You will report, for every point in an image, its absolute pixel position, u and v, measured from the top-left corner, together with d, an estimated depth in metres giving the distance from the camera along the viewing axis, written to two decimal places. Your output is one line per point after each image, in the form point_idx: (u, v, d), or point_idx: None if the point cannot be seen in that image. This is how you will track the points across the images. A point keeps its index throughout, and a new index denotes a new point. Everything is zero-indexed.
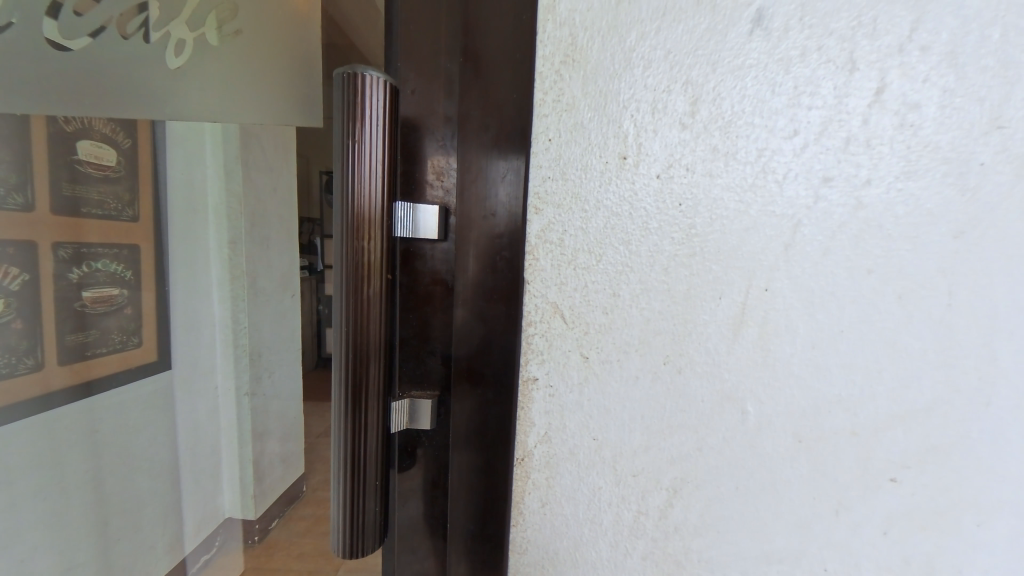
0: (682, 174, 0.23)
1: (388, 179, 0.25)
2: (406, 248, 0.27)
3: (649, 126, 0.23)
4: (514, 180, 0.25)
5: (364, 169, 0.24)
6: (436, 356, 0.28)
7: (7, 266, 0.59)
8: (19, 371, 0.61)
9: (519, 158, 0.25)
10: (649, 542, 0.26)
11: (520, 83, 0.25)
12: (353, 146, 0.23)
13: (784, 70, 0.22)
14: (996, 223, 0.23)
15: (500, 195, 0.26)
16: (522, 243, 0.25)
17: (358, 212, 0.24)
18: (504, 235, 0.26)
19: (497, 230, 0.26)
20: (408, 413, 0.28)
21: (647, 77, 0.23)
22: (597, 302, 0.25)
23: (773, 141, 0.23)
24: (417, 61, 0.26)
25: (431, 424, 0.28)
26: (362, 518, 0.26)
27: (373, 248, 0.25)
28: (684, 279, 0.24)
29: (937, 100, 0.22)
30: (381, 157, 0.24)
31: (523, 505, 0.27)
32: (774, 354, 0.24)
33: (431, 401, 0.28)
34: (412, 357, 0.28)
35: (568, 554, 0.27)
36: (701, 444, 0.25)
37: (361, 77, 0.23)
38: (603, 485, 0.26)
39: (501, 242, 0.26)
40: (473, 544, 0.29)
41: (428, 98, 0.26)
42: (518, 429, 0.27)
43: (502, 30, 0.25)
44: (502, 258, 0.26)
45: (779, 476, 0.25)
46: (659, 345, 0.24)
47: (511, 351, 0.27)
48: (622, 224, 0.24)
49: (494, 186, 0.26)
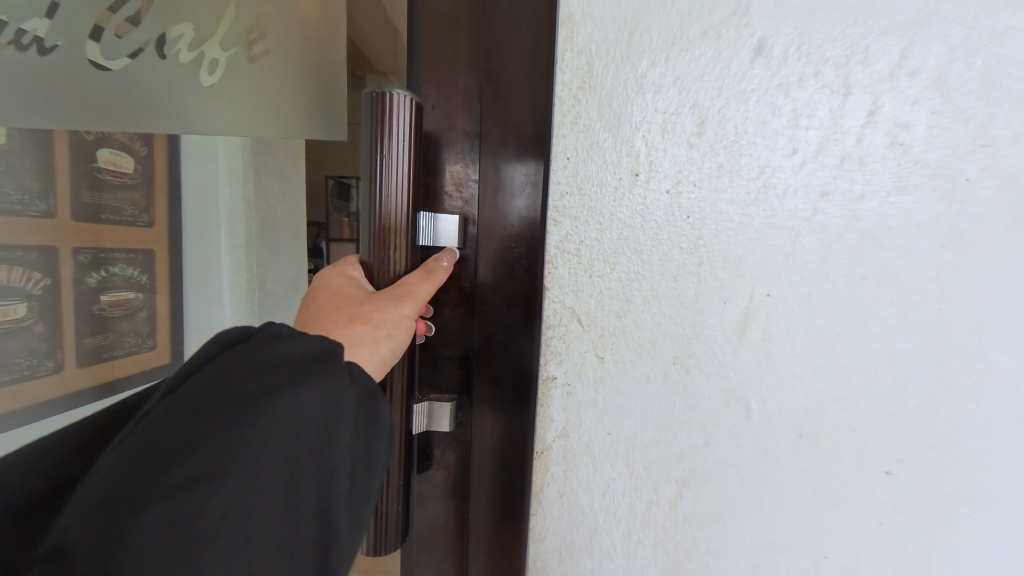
0: (690, 190, 0.25)
1: (412, 191, 0.27)
2: (426, 254, 0.29)
3: (659, 146, 0.25)
4: (532, 193, 0.28)
5: (390, 181, 0.26)
6: (453, 359, 0.31)
7: (28, 270, 0.61)
8: (37, 373, 0.62)
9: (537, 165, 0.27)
10: (660, 531, 0.28)
11: (539, 101, 0.28)
12: (381, 159, 0.25)
13: (784, 94, 0.24)
14: (982, 234, 0.25)
15: (519, 206, 0.29)
16: (542, 252, 0.27)
17: (386, 221, 0.26)
18: (522, 240, 0.29)
19: (514, 237, 0.29)
20: (427, 415, 0.31)
21: (657, 102, 0.25)
22: (611, 306, 0.27)
23: (773, 158, 0.25)
24: (438, 80, 0.29)
25: (449, 424, 0.31)
26: (387, 519, 0.28)
27: (399, 256, 0.27)
28: (692, 285, 0.26)
29: (925, 120, 0.24)
30: (406, 164, 0.26)
31: (542, 497, 0.29)
32: (775, 356, 0.26)
33: (449, 403, 0.31)
34: (429, 362, 0.31)
35: (584, 542, 0.29)
36: (709, 440, 0.27)
37: (389, 96, 0.25)
38: (617, 478, 0.28)
39: (518, 250, 0.29)
40: (496, 527, 0.32)
41: (448, 116, 0.29)
42: (537, 426, 0.28)
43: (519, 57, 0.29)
44: (519, 265, 0.29)
45: (780, 469, 0.27)
46: (669, 347, 0.26)
47: (529, 352, 0.29)
48: (634, 235, 0.26)
49: (512, 193, 0.30)
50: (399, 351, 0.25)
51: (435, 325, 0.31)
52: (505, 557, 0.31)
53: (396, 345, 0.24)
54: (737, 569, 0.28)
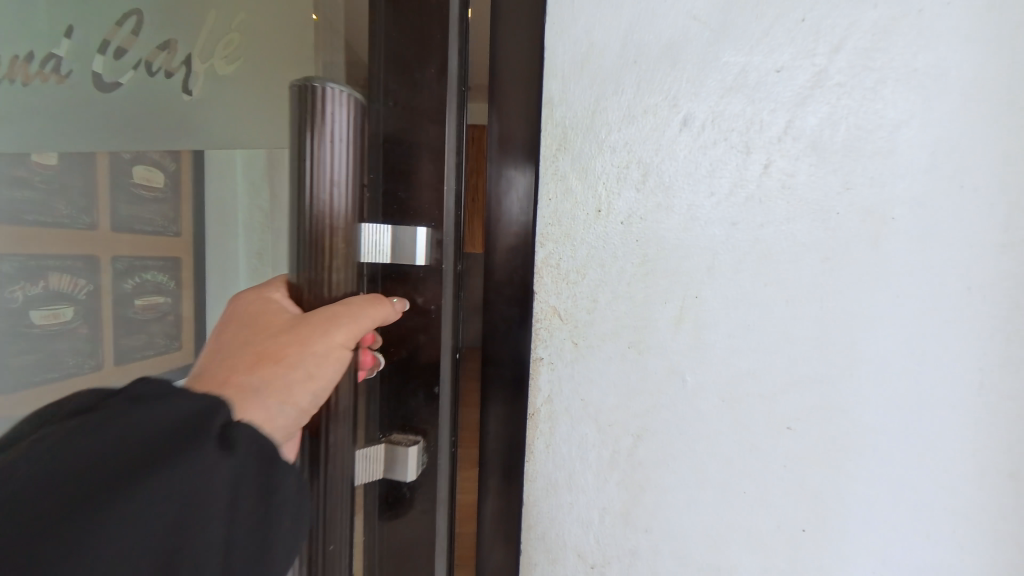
0: (638, 222, 0.35)
1: (348, 180, 0.31)
2: (397, 270, 0.37)
3: (615, 190, 0.35)
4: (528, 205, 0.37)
5: (324, 169, 0.30)
6: (416, 396, 0.38)
7: (76, 278, 0.69)
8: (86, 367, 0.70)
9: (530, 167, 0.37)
10: (621, 473, 0.37)
11: (533, 138, 0.37)
12: (308, 155, 0.29)
13: (704, 154, 0.34)
14: (851, 255, 0.34)
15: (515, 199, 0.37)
16: (531, 258, 0.37)
17: (317, 210, 0.30)
18: (519, 240, 0.38)
19: (516, 236, 0.38)
20: (385, 454, 0.37)
21: (612, 159, 0.35)
22: (582, 304, 0.36)
23: (697, 199, 0.34)
24: (406, 101, 0.36)
25: (403, 463, 0.37)
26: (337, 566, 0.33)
27: (337, 267, 0.31)
28: (641, 290, 0.35)
29: (807, 170, 0.34)
30: (337, 156, 0.30)
31: (533, 447, 0.38)
32: (703, 343, 0.36)
33: (407, 444, 0.37)
34: (397, 403, 0.38)
35: (564, 481, 0.38)
36: (655, 405, 0.36)
37: (318, 86, 0.29)
38: (589, 432, 0.37)
39: (519, 247, 0.38)
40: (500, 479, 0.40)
41: (414, 122, 0.36)
42: (530, 390, 0.38)
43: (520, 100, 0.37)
44: (518, 260, 0.38)
45: (708, 428, 0.36)
46: (624, 337, 0.36)
47: (523, 335, 0.38)
48: (598, 254, 0.36)
49: (512, 202, 0.38)
50: (315, 389, 0.28)
51: (381, 361, 0.37)
52: (507, 498, 0.40)
53: (314, 382, 0.28)
54: (677, 501, 0.37)
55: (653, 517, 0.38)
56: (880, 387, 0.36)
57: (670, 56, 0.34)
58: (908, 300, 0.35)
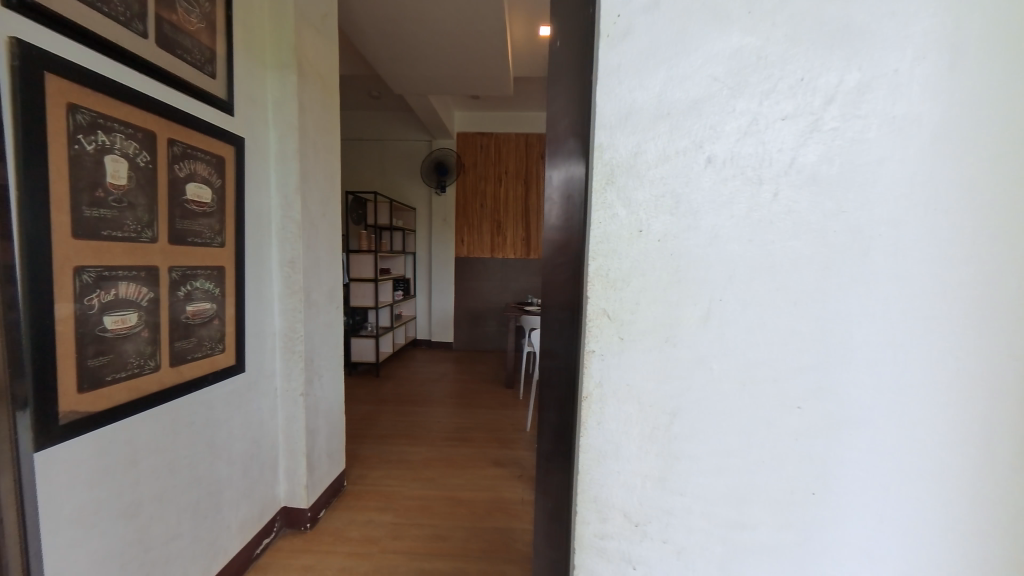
0: (670, 241, 0.49)
1: None
2: None
3: (653, 216, 0.49)
4: (574, 190, 0.54)
5: None
6: None
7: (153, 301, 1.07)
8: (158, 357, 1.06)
9: (579, 164, 0.54)
10: (660, 444, 0.52)
11: (582, 152, 0.53)
12: None
13: (726, 185, 0.48)
14: (845, 269, 0.49)
15: (559, 188, 0.56)
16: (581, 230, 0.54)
17: None
18: (571, 214, 0.55)
19: (566, 211, 0.56)
20: None
21: (654, 191, 0.49)
22: (626, 308, 0.51)
23: (719, 222, 0.49)
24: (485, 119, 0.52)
25: None
26: None
27: None
28: (675, 294, 0.50)
29: (806, 198, 0.48)
30: None
31: (588, 424, 0.52)
32: (726, 338, 0.50)
33: None
34: None
35: (613, 452, 0.52)
36: (685, 388, 0.51)
37: None
38: (631, 411, 0.52)
39: (568, 220, 0.55)
40: (558, 407, 0.57)
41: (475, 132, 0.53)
42: (584, 367, 0.52)
43: (570, 122, 0.54)
44: (570, 229, 0.55)
45: (729, 404, 0.51)
46: (664, 335, 0.50)
47: (575, 293, 0.55)
48: (640, 267, 0.50)
49: (561, 187, 0.56)
50: None
51: None
52: (566, 433, 0.57)
53: None
54: (702, 459, 0.52)
55: (684, 482, 0.52)
56: (863, 375, 0.50)
57: (695, 110, 0.48)
58: (893, 305, 0.49)
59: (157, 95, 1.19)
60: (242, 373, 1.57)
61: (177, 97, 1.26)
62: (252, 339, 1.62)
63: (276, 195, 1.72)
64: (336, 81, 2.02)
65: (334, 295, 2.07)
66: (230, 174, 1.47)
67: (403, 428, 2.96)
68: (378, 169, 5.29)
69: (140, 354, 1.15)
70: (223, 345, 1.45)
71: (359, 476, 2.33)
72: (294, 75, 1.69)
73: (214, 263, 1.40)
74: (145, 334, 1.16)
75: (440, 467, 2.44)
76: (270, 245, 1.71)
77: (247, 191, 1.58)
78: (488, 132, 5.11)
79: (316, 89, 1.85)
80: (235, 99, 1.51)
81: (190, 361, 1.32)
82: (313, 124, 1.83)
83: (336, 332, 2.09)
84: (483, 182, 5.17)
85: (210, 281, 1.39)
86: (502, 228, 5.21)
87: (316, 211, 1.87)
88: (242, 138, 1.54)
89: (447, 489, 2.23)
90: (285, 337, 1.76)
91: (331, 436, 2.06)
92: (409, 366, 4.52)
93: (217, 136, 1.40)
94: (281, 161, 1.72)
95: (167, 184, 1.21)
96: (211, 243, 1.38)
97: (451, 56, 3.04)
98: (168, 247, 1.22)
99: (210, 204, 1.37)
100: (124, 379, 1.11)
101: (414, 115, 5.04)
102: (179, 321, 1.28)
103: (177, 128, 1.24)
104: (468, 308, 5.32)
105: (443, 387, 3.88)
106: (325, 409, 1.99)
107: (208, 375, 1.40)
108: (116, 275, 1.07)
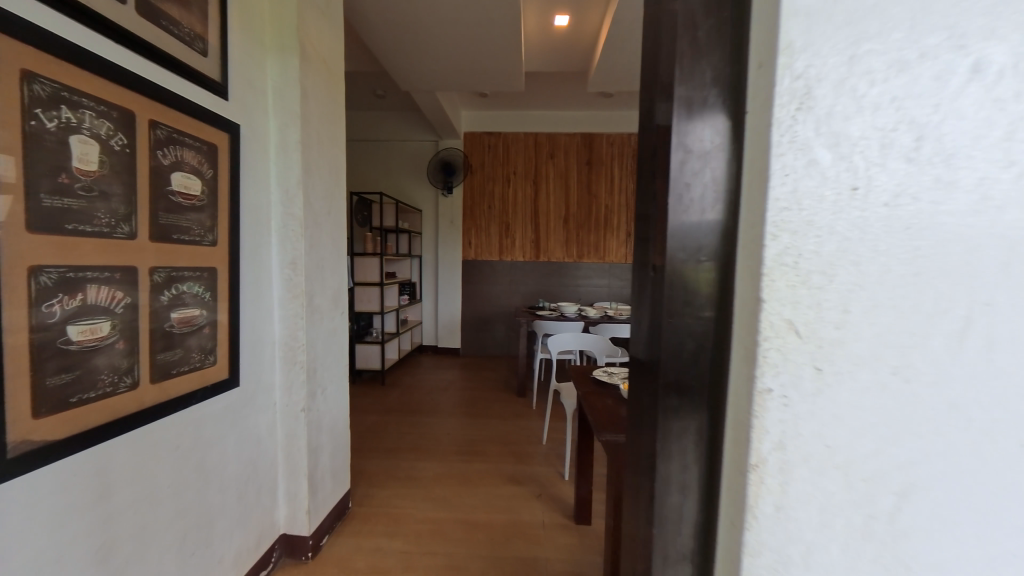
0: (908, 202, 0.33)
1: None
2: None
3: (877, 162, 0.34)
4: (715, 156, 0.39)
5: None
6: None
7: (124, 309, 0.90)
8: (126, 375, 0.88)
9: (722, 113, 0.39)
10: (879, 544, 0.36)
11: (733, 84, 0.38)
12: None
13: (998, 110, 0.33)
14: None
15: (689, 147, 0.39)
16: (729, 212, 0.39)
17: None
18: (718, 192, 0.39)
19: (704, 191, 0.39)
20: None
21: (880, 122, 0.34)
22: (829, 318, 0.35)
23: (987, 170, 0.33)
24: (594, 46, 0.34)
25: None
26: None
27: None
28: (915, 291, 0.34)
29: None
30: None
31: (757, 511, 0.37)
32: (995, 369, 0.33)
33: None
34: None
35: (801, 558, 0.36)
36: (926, 449, 0.34)
37: None
38: (835, 490, 0.36)
39: (707, 201, 0.39)
40: (701, 467, 0.41)
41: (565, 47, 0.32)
42: (754, 413, 0.37)
43: (711, 48, 0.38)
44: (708, 213, 0.39)
45: (996, 469, 0.34)
46: (888, 360, 0.34)
47: (724, 303, 0.39)
48: (852, 246, 0.34)
49: (693, 148, 0.39)
50: None
51: None
52: (709, 503, 0.41)
53: None
54: (950, 558, 0.35)
55: None
56: None
57: None
58: None
59: (138, 70, 1.03)
60: (236, 387, 1.40)
61: (163, 74, 1.11)
62: (248, 348, 1.46)
63: (276, 189, 1.55)
64: (341, 68, 1.86)
65: (339, 300, 1.90)
66: (224, 164, 1.30)
67: (411, 440, 2.78)
68: (383, 171, 5.15)
69: (114, 369, 0.99)
70: (214, 356, 1.29)
71: (365, 495, 2.15)
72: (296, 58, 1.52)
73: (206, 264, 1.24)
74: (121, 345, 1.00)
75: (452, 484, 2.26)
76: (270, 245, 1.55)
77: (244, 185, 1.41)
78: (495, 131, 4.97)
79: (320, 75, 1.69)
80: (230, 82, 1.35)
81: (175, 375, 1.16)
82: (317, 114, 1.67)
83: (341, 340, 1.93)
84: (490, 183, 5.02)
85: (200, 285, 1.22)
86: (510, 230, 5.05)
87: (319, 208, 1.71)
88: (237, 125, 1.37)
89: (461, 510, 2.05)
90: (285, 346, 1.60)
91: (336, 454, 1.89)
92: (415, 374, 4.35)
93: (209, 121, 1.24)
94: (281, 153, 1.55)
95: (150, 173, 1.05)
96: (202, 241, 1.22)
97: (461, 49, 2.89)
98: (149, 245, 1.06)
99: (201, 197, 1.21)
100: (93, 399, 0.94)
101: (420, 115, 4.90)
102: (163, 330, 1.12)
103: (162, 109, 1.08)
104: (475, 313, 5.15)
105: (451, 396, 3.70)
106: (329, 424, 1.82)
107: (197, 390, 1.23)
108: (84, 277, 0.91)
